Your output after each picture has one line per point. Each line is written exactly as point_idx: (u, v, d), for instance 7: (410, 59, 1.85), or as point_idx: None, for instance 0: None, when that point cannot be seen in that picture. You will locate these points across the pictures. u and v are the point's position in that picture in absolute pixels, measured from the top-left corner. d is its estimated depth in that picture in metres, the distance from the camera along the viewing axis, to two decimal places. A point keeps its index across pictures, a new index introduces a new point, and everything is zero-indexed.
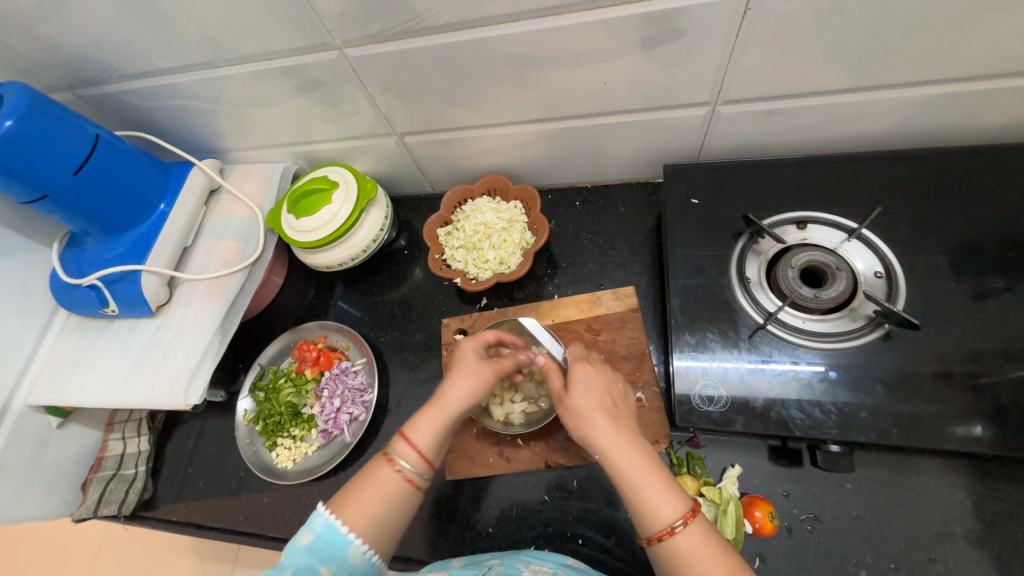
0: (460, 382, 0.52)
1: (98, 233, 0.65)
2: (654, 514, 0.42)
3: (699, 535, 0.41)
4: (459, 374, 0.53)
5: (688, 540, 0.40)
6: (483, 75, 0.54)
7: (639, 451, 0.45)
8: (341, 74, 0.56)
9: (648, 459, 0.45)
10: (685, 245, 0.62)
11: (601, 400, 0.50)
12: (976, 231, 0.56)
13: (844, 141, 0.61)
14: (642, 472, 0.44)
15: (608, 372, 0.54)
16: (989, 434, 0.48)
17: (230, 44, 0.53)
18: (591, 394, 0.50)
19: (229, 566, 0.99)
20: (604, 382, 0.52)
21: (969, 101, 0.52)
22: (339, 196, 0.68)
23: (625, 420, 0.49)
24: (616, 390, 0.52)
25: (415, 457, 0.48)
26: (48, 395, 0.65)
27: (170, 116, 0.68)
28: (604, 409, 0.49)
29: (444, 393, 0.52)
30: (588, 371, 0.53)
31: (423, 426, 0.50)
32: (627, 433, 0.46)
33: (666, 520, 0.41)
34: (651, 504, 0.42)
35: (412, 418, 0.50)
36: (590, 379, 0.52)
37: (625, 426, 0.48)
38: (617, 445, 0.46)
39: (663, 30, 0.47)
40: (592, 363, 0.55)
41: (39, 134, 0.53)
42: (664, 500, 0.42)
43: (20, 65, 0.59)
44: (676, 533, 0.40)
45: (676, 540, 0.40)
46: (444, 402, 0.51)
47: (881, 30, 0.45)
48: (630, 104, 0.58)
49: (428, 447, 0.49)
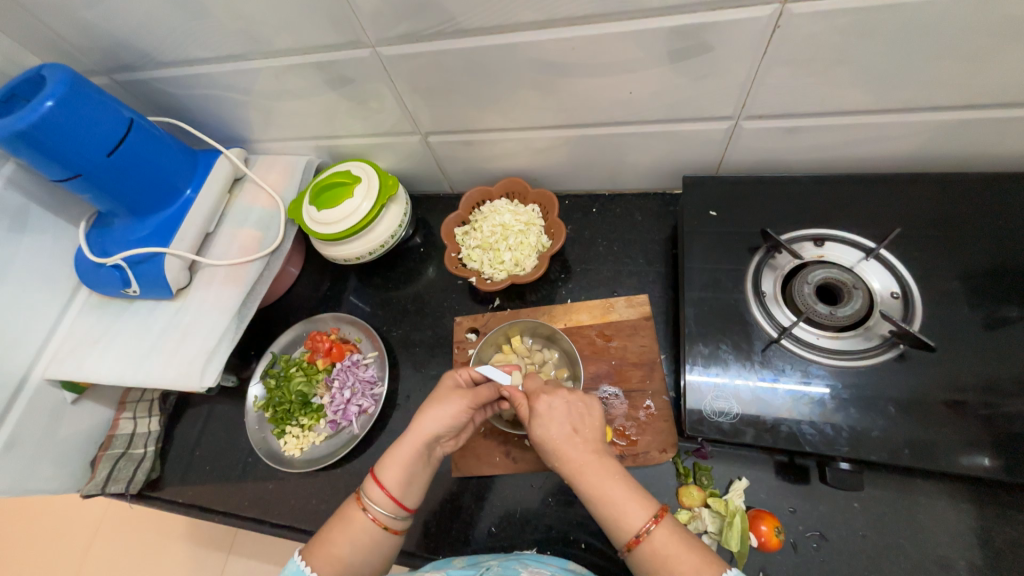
0: (425, 421, 0.54)
1: (126, 214, 0.66)
2: (620, 523, 0.45)
3: (666, 537, 0.43)
4: (425, 416, 0.54)
5: (655, 544, 0.43)
6: (510, 79, 0.55)
7: (600, 471, 0.47)
8: (371, 72, 0.58)
9: (610, 475, 0.47)
10: (702, 257, 0.62)
11: (559, 430, 0.50)
12: (994, 258, 0.56)
13: (864, 161, 0.61)
14: (602, 491, 0.46)
15: (570, 395, 0.53)
16: (1002, 462, 0.48)
17: (266, 38, 0.55)
18: (552, 424, 0.51)
19: (224, 553, 0.99)
20: (564, 410, 0.52)
21: (994, 128, 0.53)
22: (361, 190, 0.69)
23: (591, 442, 0.50)
24: (577, 414, 0.52)
25: (376, 494, 0.51)
26: (66, 370, 0.66)
27: (200, 104, 0.69)
28: (564, 439, 0.50)
29: (412, 431, 0.53)
30: (548, 401, 0.52)
31: (387, 465, 0.52)
32: (585, 455, 0.49)
33: (630, 530, 0.44)
34: (614, 517, 0.45)
35: (379, 461, 0.54)
36: (549, 410, 0.52)
37: (590, 449, 0.49)
38: (579, 468, 0.48)
39: (692, 44, 0.47)
40: (552, 390, 0.54)
41: (76, 117, 0.54)
42: (629, 511, 0.45)
43: (61, 47, 0.61)
44: (641, 541, 0.43)
45: (643, 547, 0.43)
46: (413, 439, 0.53)
47: (908, 54, 0.46)
48: (651, 115, 0.58)
49: (394, 487, 0.51)
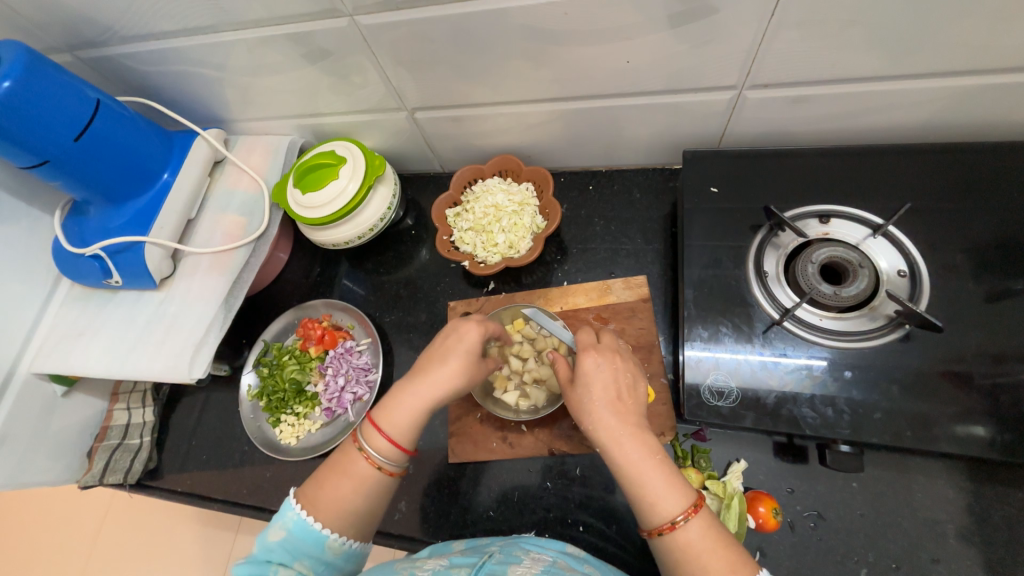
0: (426, 357, 0.50)
1: (101, 202, 0.63)
2: (654, 506, 0.42)
3: (703, 529, 0.40)
4: (438, 368, 0.49)
5: (689, 535, 0.40)
6: (499, 48, 0.52)
7: (639, 445, 0.44)
8: (351, 44, 0.54)
9: (648, 452, 0.44)
10: (703, 235, 0.60)
11: (601, 392, 0.48)
12: (1006, 231, 0.54)
13: (873, 131, 0.59)
14: (639, 468, 0.43)
15: (615, 361, 0.50)
16: (1006, 439, 0.47)
17: (235, 8, 0.51)
18: (596, 386, 0.48)
19: (232, 533, 1.02)
20: (610, 375, 0.49)
21: (1012, 94, 0.50)
22: (347, 171, 0.66)
23: (629, 414, 0.47)
24: (624, 381, 0.49)
25: (376, 440, 0.46)
26: (53, 364, 0.65)
27: (172, 82, 0.65)
28: (604, 402, 0.47)
29: (425, 377, 0.48)
30: (595, 360, 0.50)
31: (392, 407, 0.47)
32: (623, 425, 0.46)
33: (665, 515, 0.41)
34: (649, 499, 0.42)
35: (382, 403, 0.48)
36: (596, 368, 0.50)
37: (629, 421, 0.46)
38: (616, 438, 0.45)
39: (694, 6, 0.44)
40: (602, 350, 0.52)
41: (37, 97, 0.50)
42: (666, 494, 0.42)
43: (17, 23, 0.56)
44: (676, 529, 0.40)
45: (677, 535, 0.40)
46: (423, 390, 0.48)
47: (928, 12, 0.42)
48: (650, 86, 0.55)
49: (397, 432, 0.46)
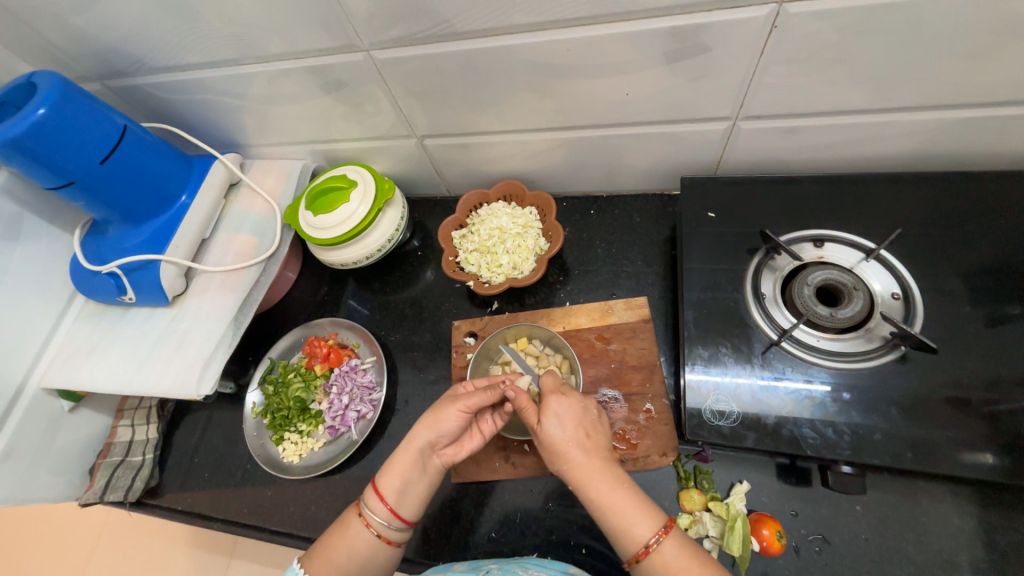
0: (421, 430, 0.54)
1: (120, 222, 0.66)
2: (628, 533, 0.44)
3: (675, 548, 0.43)
4: (421, 422, 0.55)
5: (663, 556, 0.42)
6: (506, 82, 0.55)
7: (607, 479, 0.46)
8: (365, 76, 0.57)
9: (617, 484, 0.46)
10: (701, 258, 0.62)
11: (568, 434, 0.49)
12: (995, 257, 0.56)
13: (863, 160, 0.61)
14: (610, 499, 0.45)
15: (583, 399, 0.52)
16: (1005, 463, 0.47)
17: (258, 42, 0.54)
18: (565, 426, 0.49)
19: (226, 558, 0.99)
20: (575, 414, 0.51)
21: (993, 126, 0.52)
22: (357, 196, 0.68)
23: (601, 449, 0.49)
24: (588, 418, 0.51)
25: (384, 511, 0.51)
26: (62, 379, 0.65)
27: (195, 109, 0.69)
28: (575, 441, 0.49)
29: (411, 437, 0.54)
30: (561, 401, 0.51)
31: (390, 475, 0.53)
32: (593, 462, 0.47)
33: (639, 540, 0.43)
34: (623, 527, 0.44)
35: (381, 470, 0.53)
36: (562, 410, 0.51)
37: (599, 456, 0.48)
38: (588, 475, 0.47)
39: (688, 45, 0.47)
40: (567, 391, 0.52)
41: (71, 123, 0.54)
42: (638, 520, 0.44)
43: (53, 54, 0.60)
44: (651, 552, 0.42)
45: (653, 558, 0.42)
46: (411, 447, 0.54)
47: (905, 53, 0.45)
48: (648, 116, 0.58)
49: (394, 496, 0.52)
